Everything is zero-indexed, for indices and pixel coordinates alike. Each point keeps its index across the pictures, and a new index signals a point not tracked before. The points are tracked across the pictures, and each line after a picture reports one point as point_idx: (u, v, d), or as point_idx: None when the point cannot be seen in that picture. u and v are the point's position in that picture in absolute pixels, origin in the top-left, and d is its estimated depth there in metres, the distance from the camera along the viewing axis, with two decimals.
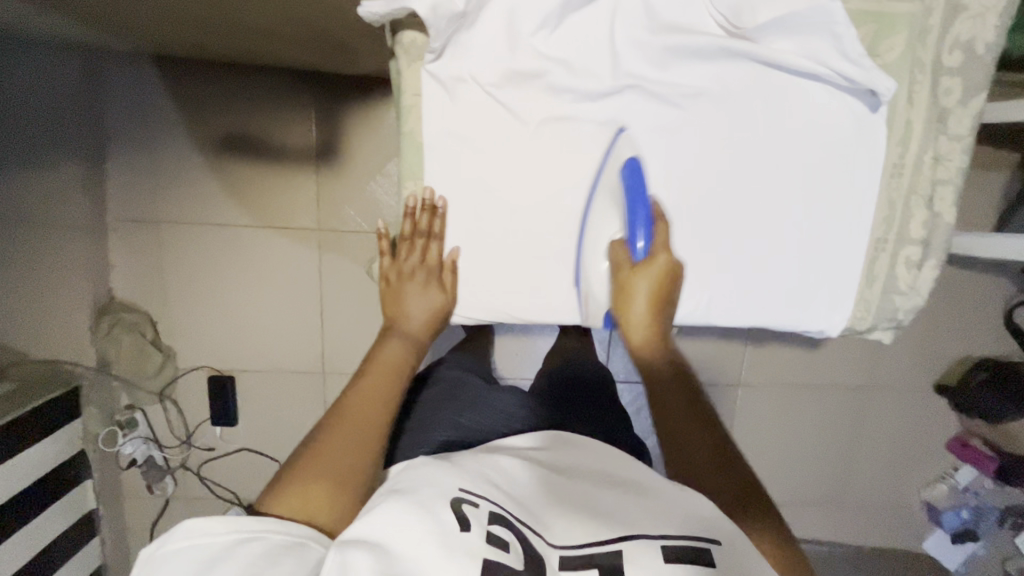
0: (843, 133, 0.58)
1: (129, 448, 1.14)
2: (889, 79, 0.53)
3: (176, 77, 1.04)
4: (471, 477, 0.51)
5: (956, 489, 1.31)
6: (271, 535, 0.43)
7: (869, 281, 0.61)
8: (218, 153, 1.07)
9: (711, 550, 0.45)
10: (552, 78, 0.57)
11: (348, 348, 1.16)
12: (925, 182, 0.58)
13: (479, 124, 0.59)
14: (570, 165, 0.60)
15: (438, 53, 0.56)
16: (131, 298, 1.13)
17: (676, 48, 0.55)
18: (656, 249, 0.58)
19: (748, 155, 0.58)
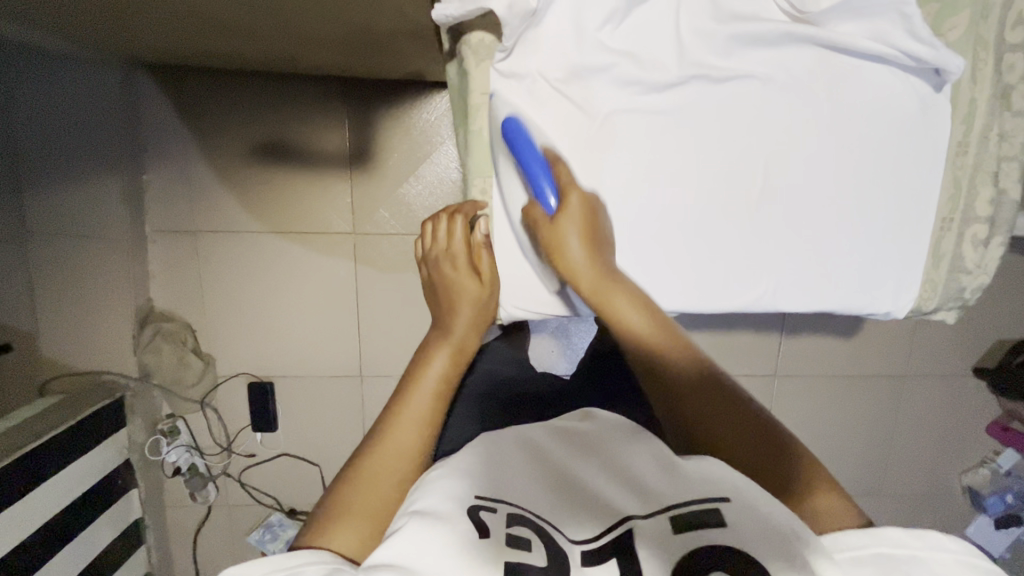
0: (908, 112, 0.57)
1: (172, 456, 1.15)
2: (958, 57, 0.52)
3: (213, 86, 1.05)
4: (489, 482, 0.46)
5: (998, 473, 1.30)
6: (306, 569, 0.40)
7: (935, 261, 0.61)
8: (256, 161, 1.08)
9: (721, 507, 0.42)
10: (618, 70, 0.57)
11: (386, 351, 1.17)
12: (991, 159, 0.58)
13: (547, 121, 0.58)
14: (637, 157, 0.59)
15: (508, 52, 0.55)
16: (171, 307, 1.14)
17: (742, 37, 0.55)
18: (565, 191, 0.56)
19: (814, 138, 0.58)
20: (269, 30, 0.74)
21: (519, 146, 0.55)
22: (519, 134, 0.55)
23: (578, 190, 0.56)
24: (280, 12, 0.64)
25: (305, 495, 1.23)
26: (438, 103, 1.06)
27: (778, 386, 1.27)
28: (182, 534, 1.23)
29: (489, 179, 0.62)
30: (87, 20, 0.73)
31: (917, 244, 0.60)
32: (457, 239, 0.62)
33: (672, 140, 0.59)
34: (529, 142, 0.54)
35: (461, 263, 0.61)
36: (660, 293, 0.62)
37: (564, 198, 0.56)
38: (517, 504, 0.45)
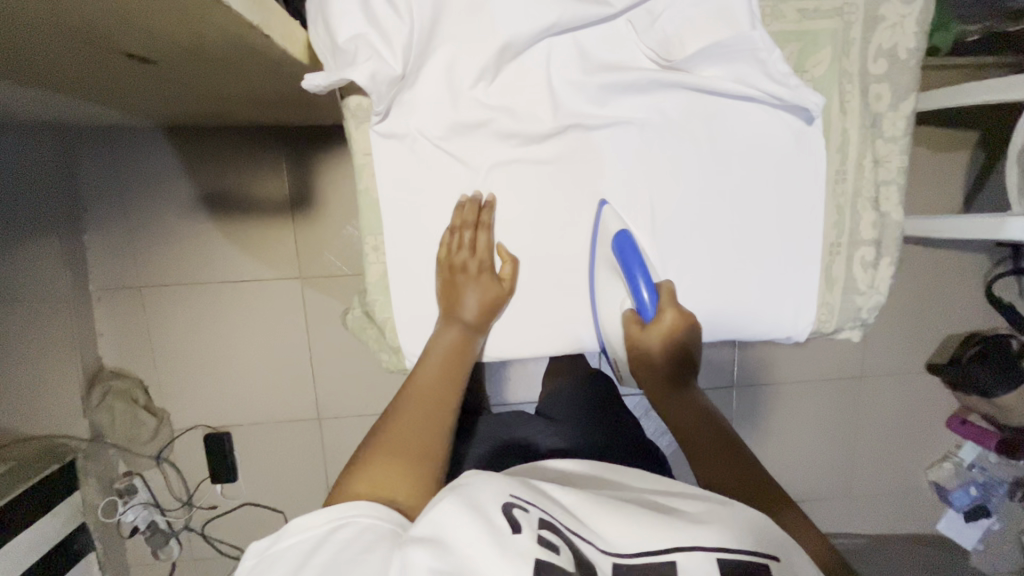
0: (783, 146, 0.59)
1: (130, 515, 1.14)
2: (817, 95, 0.55)
3: (143, 142, 1.06)
4: (523, 486, 0.47)
5: (961, 467, 1.32)
6: (362, 518, 0.44)
7: (829, 285, 0.63)
8: (195, 215, 1.09)
9: (766, 564, 0.45)
10: (496, 124, 0.59)
11: (342, 393, 1.17)
12: (869, 185, 0.61)
13: (430, 176, 0.61)
14: (526, 204, 0.62)
15: (384, 115, 0.57)
16: (119, 365, 1.12)
17: (611, 85, 0.57)
18: (660, 304, 0.62)
19: (694, 178, 0.60)
20: (185, 96, 0.75)
21: (630, 262, 0.60)
22: (632, 255, 0.60)
23: (674, 307, 0.62)
24: (183, 83, 0.65)
25: None
26: None
27: (737, 397, 1.28)
28: None
29: (381, 235, 0.62)
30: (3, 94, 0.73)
31: (807, 269, 0.62)
32: (482, 248, 0.61)
33: (559, 188, 0.62)
34: (638, 260, 0.60)
35: (483, 271, 0.62)
36: (554, 334, 0.65)
37: (660, 314, 0.62)
38: (547, 508, 0.45)
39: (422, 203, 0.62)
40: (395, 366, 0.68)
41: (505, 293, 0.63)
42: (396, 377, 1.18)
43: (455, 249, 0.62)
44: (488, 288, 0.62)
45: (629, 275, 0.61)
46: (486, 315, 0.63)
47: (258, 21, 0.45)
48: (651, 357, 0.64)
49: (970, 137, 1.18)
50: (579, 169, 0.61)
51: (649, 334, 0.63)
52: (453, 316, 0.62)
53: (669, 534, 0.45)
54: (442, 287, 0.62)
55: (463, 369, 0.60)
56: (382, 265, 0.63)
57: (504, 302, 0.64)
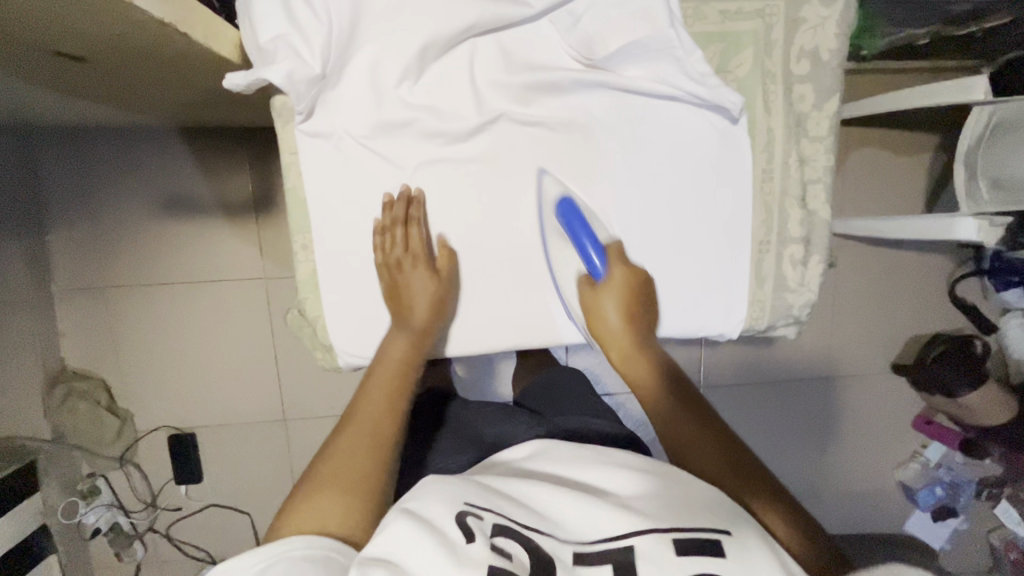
0: (709, 145, 0.60)
1: (92, 517, 1.12)
2: (735, 94, 0.56)
3: (106, 143, 1.06)
4: (477, 491, 0.49)
5: (927, 466, 1.33)
6: (295, 551, 0.44)
7: (760, 281, 0.64)
8: (158, 215, 1.09)
9: (721, 540, 0.45)
10: (421, 124, 0.59)
11: (308, 395, 1.17)
12: (797, 184, 0.61)
13: (358, 176, 0.61)
14: (455, 202, 0.63)
15: (307, 113, 0.58)
16: (83, 366, 1.12)
17: (535, 85, 0.58)
18: (611, 263, 0.61)
19: (623, 176, 0.61)
20: (135, 98, 0.75)
21: (573, 223, 0.61)
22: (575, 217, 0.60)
23: (623, 264, 0.62)
24: (124, 84, 0.66)
25: (238, 546, 1.21)
26: None
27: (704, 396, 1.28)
28: None
29: (310, 235, 0.63)
30: None
31: (736, 268, 0.63)
32: (415, 244, 0.62)
33: (488, 187, 0.62)
34: (581, 220, 0.60)
35: (421, 269, 0.62)
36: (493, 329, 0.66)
37: (609, 272, 0.61)
38: (503, 512, 0.47)
39: (349, 202, 0.62)
40: (332, 364, 0.69)
41: (447, 291, 0.63)
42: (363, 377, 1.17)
43: (388, 250, 0.62)
44: (430, 288, 0.62)
45: (575, 240, 0.61)
46: (430, 315, 0.63)
47: (182, 24, 0.46)
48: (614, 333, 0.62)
49: (928, 141, 1.20)
50: (507, 166, 0.62)
51: (602, 296, 0.62)
52: (401, 321, 0.62)
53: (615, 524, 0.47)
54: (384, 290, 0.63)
55: (410, 371, 0.60)
56: (312, 263, 0.64)
57: (449, 296, 0.64)
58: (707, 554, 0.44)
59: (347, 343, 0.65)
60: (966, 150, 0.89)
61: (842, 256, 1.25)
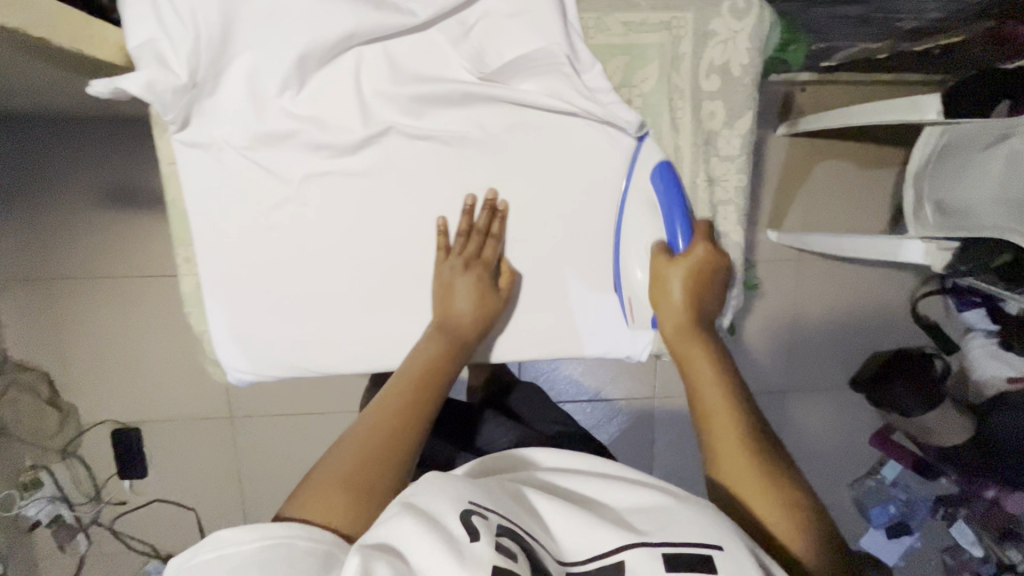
0: (610, 163, 0.62)
1: (32, 509, 1.11)
2: (629, 112, 0.57)
3: (42, 133, 1.04)
4: (478, 485, 0.43)
5: (883, 484, 1.33)
6: (296, 540, 0.39)
7: None
8: (99, 207, 1.07)
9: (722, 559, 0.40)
10: (305, 135, 0.58)
11: (252, 392, 1.15)
12: (705, 205, 0.63)
13: (250, 187, 0.60)
14: (344, 218, 0.62)
15: (181, 123, 0.57)
16: (26, 358, 1.11)
17: (424, 97, 0.58)
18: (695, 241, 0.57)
19: (522, 194, 0.63)
20: (47, 92, 0.73)
21: (668, 194, 0.58)
22: (667, 184, 0.58)
23: (706, 243, 0.57)
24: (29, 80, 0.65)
25: (182, 542, 1.20)
26: None
27: (659, 409, 1.22)
28: None
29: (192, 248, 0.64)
30: None
31: None
32: (489, 254, 0.63)
33: (386, 196, 0.62)
34: (673, 189, 0.58)
35: (483, 273, 0.63)
36: (379, 347, 0.66)
37: (691, 247, 0.57)
38: (508, 514, 0.41)
39: (241, 209, 0.61)
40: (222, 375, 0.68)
41: (498, 301, 0.64)
42: (307, 377, 1.16)
43: (461, 250, 0.63)
44: (482, 291, 0.62)
45: (667, 213, 0.58)
46: (478, 318, 0.62)
47: (53, 26, 0.45)
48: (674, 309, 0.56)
49: (895, 154, 1.17)
50: (402, 180, 0.62)
51: (674, 268, 0.57)
52: (448, 315, 0.62)
53: (629, 536, 0.42)
54: (438, 285, 0.63)
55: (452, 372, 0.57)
56: (195, 277, 0.65)
57: (495, 307, 0.63)
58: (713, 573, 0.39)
59: (236, 360, 0.65)
60: (915, 172, 0.87)
61: (802, 268, 1.23)
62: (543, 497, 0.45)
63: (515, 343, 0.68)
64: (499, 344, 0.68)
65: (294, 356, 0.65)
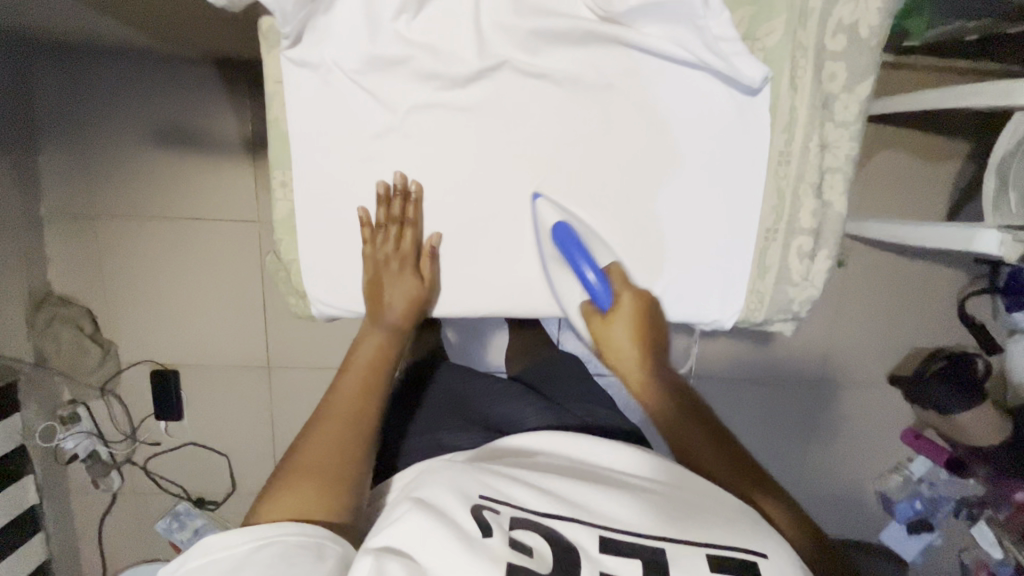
0: (724, 118, 0.58)
1: (70, 442, 1.14)
2: (756, 69, 0.52)
3: (99, 62, 1.02)
4: (491, 480, 0.47)
5: (910, 480, 1.31)
6: (285, 537, 0.45)
7: (762, 273, 0.61)
8: (151, 146, 1.05)
9: (759, 563, 0.43)
10: (416, 64, 0.57)
11: (293, 345, 1.15)
12: (814, 169, 0.57)
13: (352, 114, 0.59)
14: (442, 156, 0.61)
15: (294, 39, 0.55)
16: (71, 292, 1.11)
17: (540, 31, 0.55)
18: (614, 291, 0.60)
19: (625, 143, 0.59)
20: None
21: (570, 249, 0.59)
22: (569, 240, 0.59)
23: (630, 290, 0.61)
24: None
25: (213, 486, 1.22)
26: None
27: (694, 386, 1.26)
28: (87, 519, 1.22)
29: (289, 171, 0.61)
30: None
31: (742, 252, 0.61)
32: (409, 244, 0.62)
33: (487, 136, 0.60)
34: (578, 246, 0.59)
35: (406, 266, 0.63)
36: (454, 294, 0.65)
37: (615, 296, 0.60)
38: (521, 505, 0.46)
39: (340, 140, 0.60)
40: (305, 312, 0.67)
41: (428, 293, 0.65)
42: (349, 332, 1.15)
43: (380, 247, 0.62)
44: (409, 285, 0.63)
45: (571, 261, 0.60)
46: (407, 312, 0.64)
47: None
48: (615, 347, 0.62)
49: (966, 147, 1.14)
50: (507, 119, 0.59)
51: (613, 324, 0.61)
52: (379, 317, 0.64)
53: (648, 526, 0.45)
54: (366, 283, 0.64)
55: (386, 370, 0.62)
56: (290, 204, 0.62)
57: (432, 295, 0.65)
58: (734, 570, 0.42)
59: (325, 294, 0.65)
60: (1001, 160, 0.85)
61: (855, 257, 1.21)
62: (556, 479, 0.49)
63: None
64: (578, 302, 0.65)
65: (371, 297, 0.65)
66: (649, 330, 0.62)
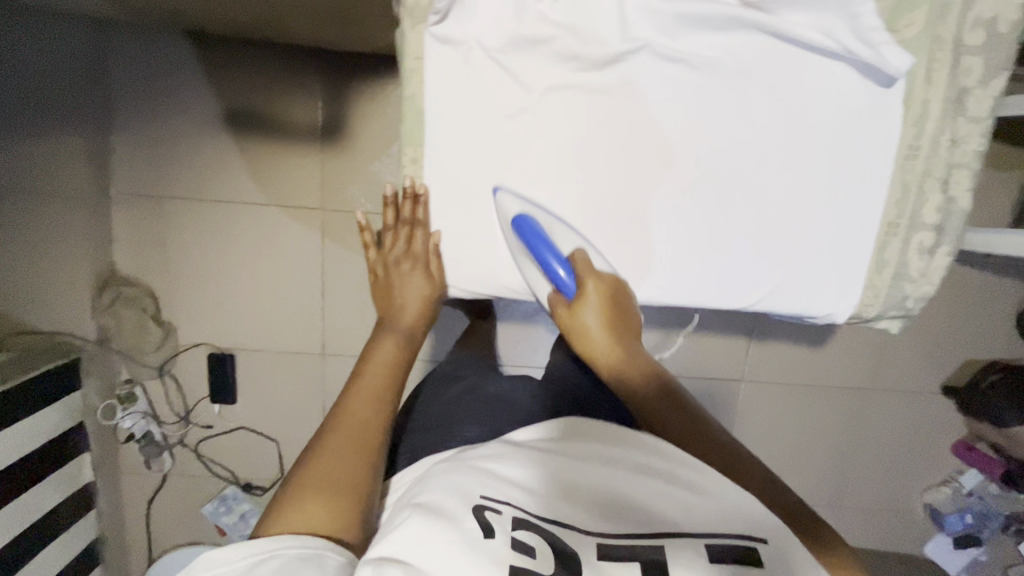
0: (859, 109, 0.60)
1: (128, 422, 1.14)
2: (904, 57, 0.55)
3: (167, 41, 1.03)
4: (491, 478, 0.45)
5: (959, 492, 1.29)
6: (288, 551, 0.41)
7: (880, 266, 0.64)
8: (226, 130, 1.06)
9: (760, 549, 0.41)
10: (558, 44, 0.58)
11: (350, 333, 1.15)
12: (942, 165, 0.61)
13: (489, 93, 0.60)
14: (574, 138, 0.62)
15: (442, 15, 0.57)
16: (134, 272, 1.12)
17: (686, 16, 0.56)
18: (581, 276, 0.61)
19: (758, 132, 0.61)
20: None
21: (533, 238, 0.61)
22: (530, 230, 0.61)
23: (594, 276, 0.61)
24: None
25: (261, 472, 1.22)
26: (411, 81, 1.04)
27: (744, 390, 1.25)
28: (135, 500, 1.23)
29: (422, 149, 0.63)
30: None
31: (862, 246, 0.63)
32: (418, 244, 0.66)
33: (622, 118, 0.61)
34: (537, 235, 0.60)
35: (417, 264, 0.67)
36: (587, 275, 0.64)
37: (580, 285, 0.61)
38: (521, 504, 0.43)
39: (473, 119, 0.61)
40: None
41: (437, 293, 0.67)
42: None
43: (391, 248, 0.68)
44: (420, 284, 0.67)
45: (541, 255, 0.61)
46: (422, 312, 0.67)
47: None
48: (596, 341, 0.60)
49: None
50: (642, 102, 0.61)
51: (580, 311, 0.60)
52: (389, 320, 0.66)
53: (653, 526, 0.43)
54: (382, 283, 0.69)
55: (402, 372, 0.60)
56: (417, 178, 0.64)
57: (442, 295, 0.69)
58: (742, 562, 0.40)
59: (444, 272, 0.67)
60: None
61: None
62: (557, 475, 0.46)
63: (718, 294, 0.66)
64: (698, 289, 0.66)
65: (496, 274, 0.67)
66: (626, 323, 0.61)
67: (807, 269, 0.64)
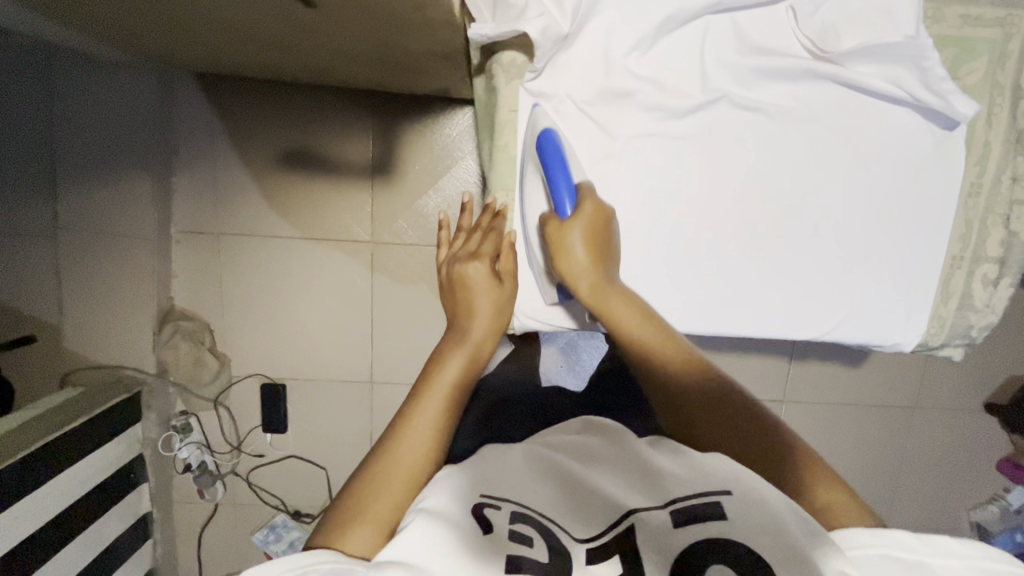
0: (924, 149, 0.64)
1: (184, 452, 1.18)
2: (968, 104, 0.59)
3: (229, 88, 1.09)
4: (484, 479, 0.46)
5: (1007, 511, 1.24)
6: (321, 566, 0.39)
7: (946, 299, 0.68)
8: (287, 170, 1.11)
9: (722, 502, 0.43)
10: (642, 96, 0.62)
11: (399, 360, 1.19)
12: (1003, 203, 0.65)
13: (575, 142, 0.64)
14: (658, 180, 0.65)
15: (538, 72, 0.61)
16: (191, 306, 1.16)
17: (763, 69, 0.61)
18: (581, 200, 0.60)
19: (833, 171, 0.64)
20: (312, 52, 0.78)
21: (550, 154, 0.60)
22: (550, 145, 0.60)
23: (593, 199, 0.60)
24: (332, 41, 0.70)
25: (310, 499, 1.24)
26: (462, 121, 1.09)
27: (786, 409, 1.26)
28: (187, 529, 1.25)
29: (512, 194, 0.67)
30: (121, 32, 0.76)
31: (929, 277, 0.67)
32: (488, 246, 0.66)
33: (702, 161, 0.65)
34: (557, 151, 0.60)
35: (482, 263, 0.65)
36: (677, 311, 0.68)
37: (580, 206, 0.59)
38: (519, 498, 0.45)
39: None
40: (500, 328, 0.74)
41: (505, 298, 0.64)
42: None
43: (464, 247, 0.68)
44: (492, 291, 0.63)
45: (550, 173, 0.60)
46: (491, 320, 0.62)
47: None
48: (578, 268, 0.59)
49: None
50: (721, 147, 0.64)
51: (571, 227, 0.58)
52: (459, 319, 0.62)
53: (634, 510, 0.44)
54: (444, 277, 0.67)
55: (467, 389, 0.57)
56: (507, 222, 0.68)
57: (512, 303, 0.65)
58: (710, 518, 0.42)
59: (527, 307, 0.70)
60: None
61: None
62: (542, 479, 0.48)
63: (798, 327, 0.68)
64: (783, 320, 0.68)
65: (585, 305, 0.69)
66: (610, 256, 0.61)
67: (880, 301, 0.67)
